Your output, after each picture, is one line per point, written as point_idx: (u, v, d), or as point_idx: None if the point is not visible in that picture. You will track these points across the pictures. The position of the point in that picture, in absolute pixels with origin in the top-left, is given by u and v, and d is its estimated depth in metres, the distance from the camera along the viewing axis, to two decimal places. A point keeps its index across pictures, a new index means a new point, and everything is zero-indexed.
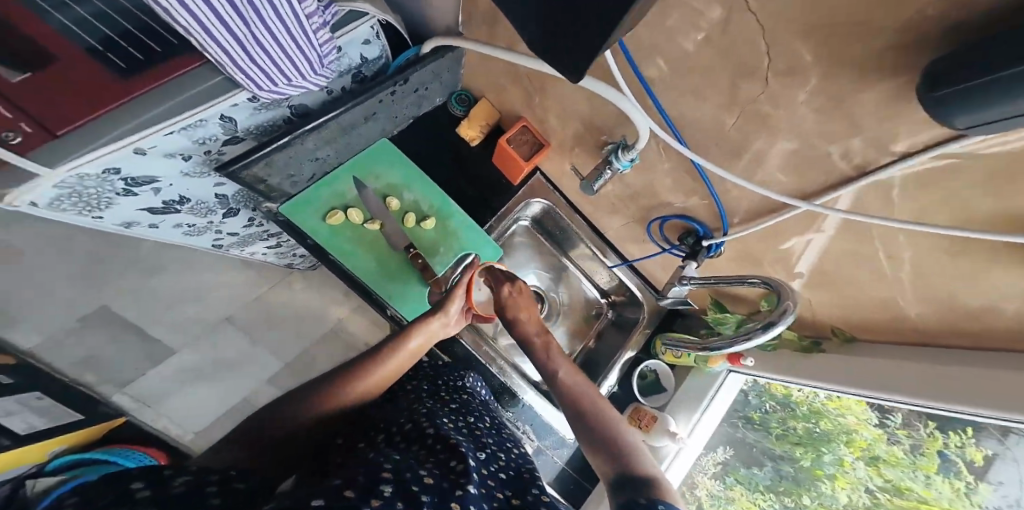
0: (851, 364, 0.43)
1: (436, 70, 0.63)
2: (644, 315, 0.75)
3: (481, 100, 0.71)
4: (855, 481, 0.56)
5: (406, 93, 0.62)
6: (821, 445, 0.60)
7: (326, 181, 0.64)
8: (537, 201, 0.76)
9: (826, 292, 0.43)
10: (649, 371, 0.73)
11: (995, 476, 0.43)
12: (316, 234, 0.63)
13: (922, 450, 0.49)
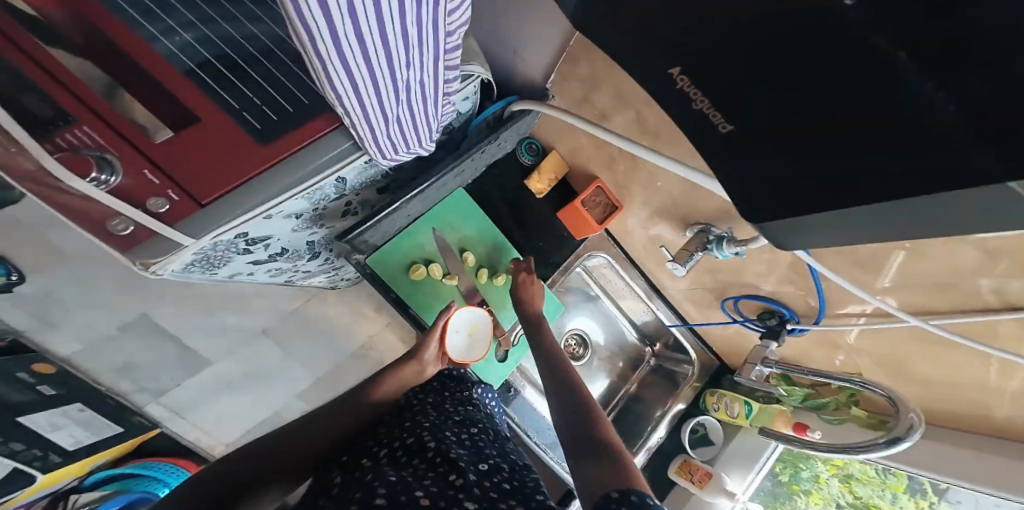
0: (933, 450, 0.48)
1: (520, 127, 0.61)
2: (693, 369, 0.79)
3: (553, 151, 0.70)
4: (828, 497, 0.69)
5: (492, 148, 0.60)
6: (800, 462, 0.70)
7: (408, 232, 0.63)
8: (598, 256, 0.77)
9: (908, 380, 0.50)
10: (698, 425, 0.77)
11: (952, 496, 0.53)
12: (398, 288, 0.62)
13: (894, 472, 0.60)
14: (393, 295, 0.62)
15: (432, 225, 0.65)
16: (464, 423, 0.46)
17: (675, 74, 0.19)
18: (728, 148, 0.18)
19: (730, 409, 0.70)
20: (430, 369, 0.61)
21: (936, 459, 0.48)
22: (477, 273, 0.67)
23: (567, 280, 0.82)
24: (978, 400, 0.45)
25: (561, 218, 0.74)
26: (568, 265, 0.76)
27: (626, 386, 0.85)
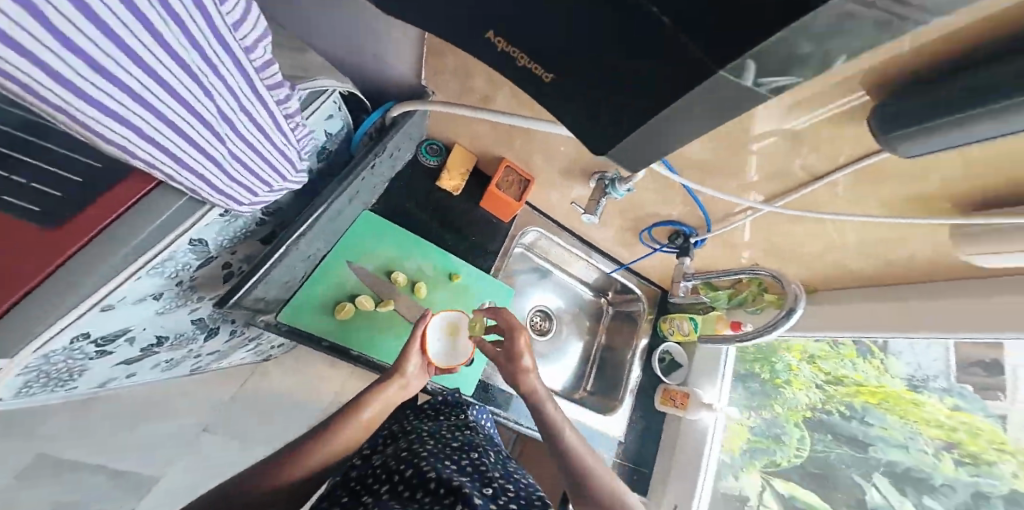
0: (852, 311, 0.57)
1: (407, 131, 0.58)
2: (642, 303, 0.84)
3: (453, 146, 0.69)
4: (806, 381, 0.76)
5: (383, 160, 0.56)
6: (772, 357, 0.79)
7: (320, 270, 0.59)
8: (530, 232, 0.78)
9: (807, 258, 0.57)
10: (665, 352, 0.82)
11: (895, 349, 0.63)
12: (329, 334, 0.56)
13: (841, 342, 0.69)
14: (325, 343, 0.56)
15: (344, 258, 0.61)
16: (461, 448, 0.47)
17: (495, 37, 0.17)
18: (550, 93, 0.18)
19: (682, 327, 0.76)
20: (414, 381, 0.56)
21: (850, 316, 0.57)
22: (414, 291, 0.64)
23: (510, 262, 0.83)
24: (858, 258, 0.53)
25: (482, 207, 0.74)
26: (507, 249, 0.76)
27: (597, 341, 0.88)
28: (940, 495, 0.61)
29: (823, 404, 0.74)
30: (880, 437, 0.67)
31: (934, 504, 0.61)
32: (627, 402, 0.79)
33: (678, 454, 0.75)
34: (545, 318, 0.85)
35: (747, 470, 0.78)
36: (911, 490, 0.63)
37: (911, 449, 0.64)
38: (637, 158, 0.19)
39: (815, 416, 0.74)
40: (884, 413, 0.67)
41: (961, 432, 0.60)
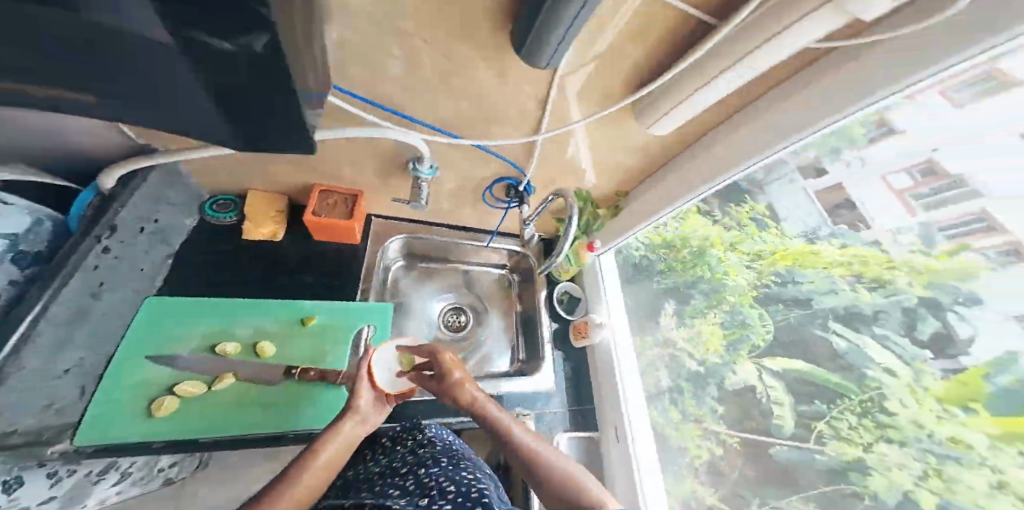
0: (681, 180, 0.63)
1: (150, 197, 0.65)
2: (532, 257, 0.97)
3: (252, 193, 0.79)
4: (739, 267, 0.77)
5: (127, 236, 0.62)
6: (705, 262, 0.83)
7: (111, 374, 0.60)
8: (392, 244, 0.89)
9: (614, 162, 0.68)
10: (563, 292, 0.97)
11: (784, 214, 0.70)
12: (155, 434, 0.58)
13: (743, 223, 0.76)
14: (156, 444, 0.57)
15: (144, 353, 0.63)
16: (411, 470, 0.52)
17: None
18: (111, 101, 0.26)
19: (564, 266, 0.89)
20: (369, 412, 0.59)
21: (679, 180, 0.64)
22: (257, 352, 0.68)
23: (391, 272, 0.93)
24: (636, 146, 0.64)
25: (330, 239, 0.84)
26: (370, 263, 0.84)
27: (512, 314, 0.98)
28: (886, 320, 0.56)
29: (760, 280, 0.73)
30: (820, 287, 0.64)
31: (888, 331, 0.55)
32: (547, 352, 0.87)
33: (599, 376, 0.87)
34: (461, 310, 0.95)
35: (737, 362, 0.72)
36: (861, 328, 0.58)
37: (839, 291, 0.62)
38: (257, 132, 0.34)
39: (760, 293, 0.73)
40: (817, 263, 0.65)
41: (885, 250, 0.57)
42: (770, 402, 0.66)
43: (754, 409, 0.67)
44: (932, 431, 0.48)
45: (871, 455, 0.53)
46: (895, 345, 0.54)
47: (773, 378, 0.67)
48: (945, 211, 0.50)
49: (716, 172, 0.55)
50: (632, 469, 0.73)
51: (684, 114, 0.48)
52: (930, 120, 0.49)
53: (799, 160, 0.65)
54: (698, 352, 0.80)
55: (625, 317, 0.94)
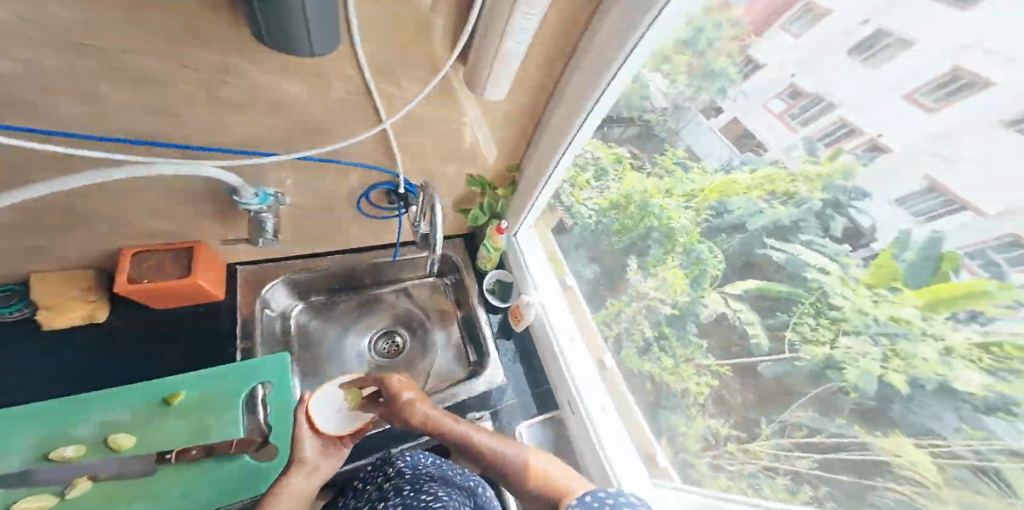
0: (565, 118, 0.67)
1: None
2: (457, 259, 1.07)
3: (61, 278, 0.82)
4: (679, 209, 0.80)
5: None
6: (649, 211, 0.86)
7: None
8: (262, 290, 0.93)
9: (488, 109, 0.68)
10: (495, 282, 1.07)
11: (702, 152, 0.72)
12: None
13: (667, 168, 0.79)
14: None
15: None
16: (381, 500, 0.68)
17: None
18: None
19: (484, 255, 1.02)
20: (314, 458, 0.66)
21: (560, 114, 0.67)
22: (112, 447, 0.73)
23: (290, 320, 1.00)
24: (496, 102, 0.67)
25: (184, 303, 0.90)
26: (246, 317, 0.90)
27: (451, 327, 1.07)
28: (808, 225, 0.61)
29: (699, 217, 0.77)
30: (749, 210, 0.68)
31: (812, 236, 0.60)
32: (490, 348, 0.95)
33: (544, 349, 0.99)
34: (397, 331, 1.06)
35: (705, 296, 0.78)
36: (791, 238, 0.63)
37: (763, 210, 0.66)
38: None
39: (704, 227, 0.77)
40: (743, 191, 0.68)
41: (789, 163, 0.60)
42: (745, 325, 0.72)
43: (731, 334, 0.74)
44: (875, 316, 0.55)
45: (842, 351, 0.59)
46: (821, 246, 0.59)
47: (740, 303, 0.73)
48: (815, 125, 0.54)
49: (574, 115, 0.64)
50: (592, 438, 0.85)
51: (506, 72, 0.53)
52: (787, 53, 0.52)
53: (698, 106, 0.69)
54: (668, 295, 0.86)
55: (552, 287, 1.06)
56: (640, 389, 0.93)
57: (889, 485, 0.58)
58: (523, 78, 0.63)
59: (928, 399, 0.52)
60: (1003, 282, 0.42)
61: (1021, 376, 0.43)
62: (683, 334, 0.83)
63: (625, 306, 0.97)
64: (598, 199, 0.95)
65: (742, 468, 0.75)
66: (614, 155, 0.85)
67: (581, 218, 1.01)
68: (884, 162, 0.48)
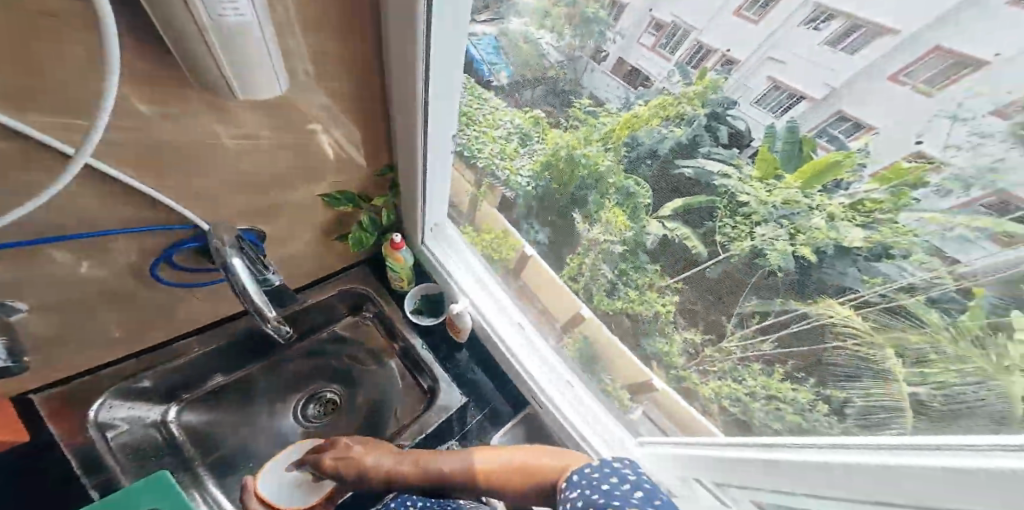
0: (405, 95, 0.65)
1: None
2: (372, 292, 1.24)
3: None
4: (600, 153, 0.77)
5: None
6: (578, 164, 0.84)
7: None
8: (92, 410, 0.90)
9: (272, 117, 0.65)
10: (420, 296, 1.25)
11: (603, 96, 0.70)
12: None
13: (574, 116, 0.77)
14: None
15: None
16: None
17: None
18: None
19: (396, 277, 1.19)
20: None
21: (398, 96, 0.66)
22: None
23: (170, 424, 0.99)
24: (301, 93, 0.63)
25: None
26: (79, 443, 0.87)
27: (396, 360, 1.21)
28: (703, 139, 0.59)
29: (620, 154, 0.74)
30: (656, 138, 0.66)
31: (708, 147, 0.60)
32: (441, 375, 1.14)
33: (498, 353, 1.19)
34: (329, 386, 1.17)
35: (646, 224, 0.76)
36: (693, 153, 0.61)
37: (666, 135, 0.64)
38: None
39: (626, 163, 0.74)
40: (646, 123, 0.66)
41: (672, 89, 0.59)
42: (680, 239, 0.70)
43: (678, 252, 0.73)
44: (774, 202, 0.56)
45: (754, 241, 0.60)
46: (717, 156, 0.59)
47: (672, 221, 0.71)
48: (682, 48, 0.54)
49: (407, 87, 0.63)
50: (557, 413, 1.10)
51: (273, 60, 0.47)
52: None
53: (588, 53, 0.66)
54: (614, 232, 0.85)
55: (481, 294, 1.25)
56: (620, 325, 0.98)
57: (834, 345, 0.57)
58: (341, 74, 0.64)
59: (831, 262, 0.52)
60: (849, 151, 0.45)
61: (884, 226, 0.45)
62: (641, 265, 0.82)
63: (584, 258, 0.97)
64: (530, 163, 0.93)
65: (724, 366, 0.78)
66: (531, 117, 0.84)
67: (521, 188, 1.00)
68: (739, 75, 0.50)
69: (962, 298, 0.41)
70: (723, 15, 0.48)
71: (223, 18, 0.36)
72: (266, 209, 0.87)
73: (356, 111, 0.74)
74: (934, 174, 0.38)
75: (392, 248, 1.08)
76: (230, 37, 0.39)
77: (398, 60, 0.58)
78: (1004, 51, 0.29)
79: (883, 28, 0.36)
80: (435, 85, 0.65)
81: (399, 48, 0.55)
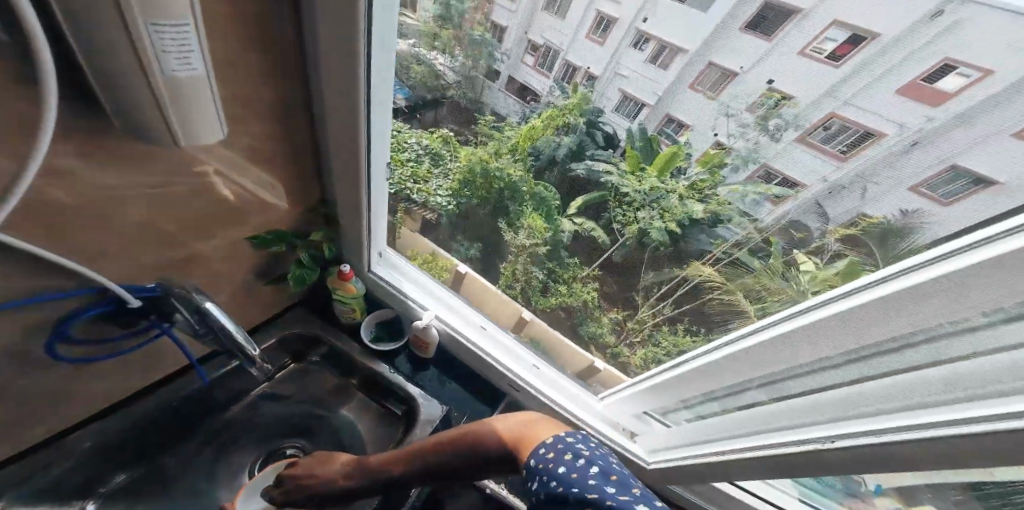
0: (346, 138, 0.44)
1: None
2: (321, 332, 0.70)
3: None
4: (513, 163, 0.74)
5: None
6: (494, 176, 0.77)
7: None
8: None
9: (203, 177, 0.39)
10: (374, 325, 0.75)
11: (504, 110, 0.65)
12: None
13: (481, 130, 0.68)
14: None
15: None
16: None
17: None
18: None
19: (350, 310, 0.69)
20: None
21: (341, 139, 0.44)
22: None
23: None
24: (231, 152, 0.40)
25: None
26: None
27: (358, 400, 0.70)
28: (587, 144, 0.69)
29: (522, 160, 0.74)
30: (553, 145, 0.71)
31: (593, 151, 0.69)
32: (415, 389, 0.67)
33: (488, 375, 0.77)
34: (287, 441, 0.65)
35: (559, 225, 0.77)
36: (582, 157, 0.70)
37: (558, 141, 0.70)
38: None
39: (534, 170, 0.75)
40: (543, 134, 0.69)
41: (556, 102, 0.64)
42: (588, 233, 0.75)
43: (588, 242, 0.76)
44: (645, 189, 0.72)
45: (639, 224, 0.73)
46: (600, 157, 0.68)
47: (580, 217, 0.75)
48: (557, 63, 0.57)
49: (348, 125, 0.42)
50: None
51: (207, 113, 0.26)
52: (521, 12, 0.51)
53: (481, 73, 0.59)
54: (533, 233, 0.83)
55: (451, 306, 0.76)
56: (557, 321, 0.87)
57: (709, 294, 0.66)
58: (265, 134, 0.42)
59: (692, 232, 0.66)
60: (679, 145, 0.57)
61: (709, 198, 0.64)
62: (562, 260, 0.85)
63: (516, 263, 0.87)
64: (448, 182, 0.76)
65: (643, 334, 0.79)
66: (439, 136, 0.66)
67: (441, 209, 0.79)
68: (600, 86, 0.58)
69: (766, 246, 0.57)
70: (578, 39, 0.53)
71: (187, 83, 0.23)
72: (158, 260, 0.43)
73: (286, 168, 0.49)
74: (728, 157, 0.55)
75: (342, 278, 0.63)
76: (196, 113, 0.25)
77: (331, 84, 0.38)
78: (743, 66, 0.42)
79: (677, 47, 0.46)
80: (379, 114, 0.44)
81: (337, 67, 0.35)
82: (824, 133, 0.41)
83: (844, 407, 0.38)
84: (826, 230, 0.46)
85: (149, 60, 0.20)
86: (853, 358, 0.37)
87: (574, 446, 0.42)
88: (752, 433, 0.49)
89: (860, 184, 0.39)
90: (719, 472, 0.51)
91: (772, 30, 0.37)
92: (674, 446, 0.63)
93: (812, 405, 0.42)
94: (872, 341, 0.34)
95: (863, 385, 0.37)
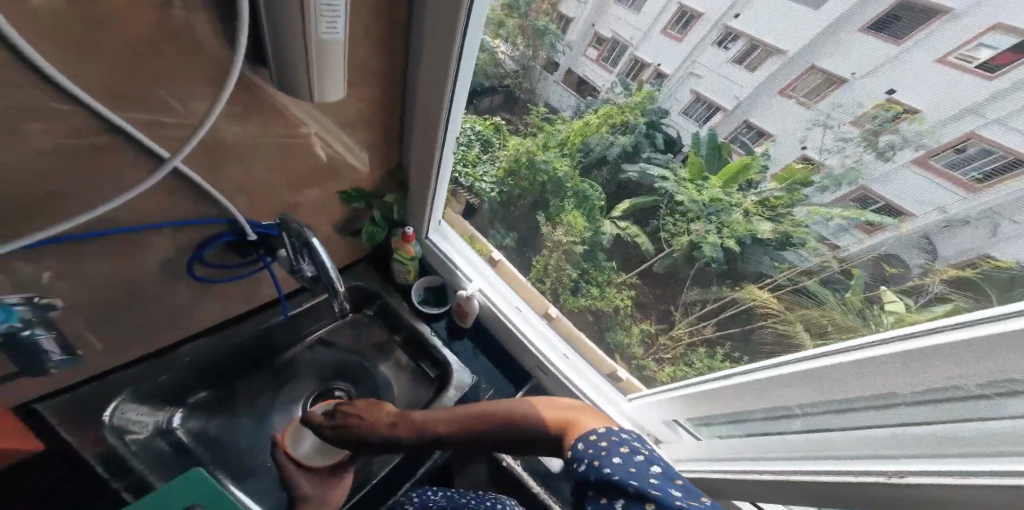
0: (426, 116, 0.45)
1: None
2: (376, 288, 0.73)
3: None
4: (559, 160, 0.72)
5: None
6: (536, 170, 0.75)
7: None
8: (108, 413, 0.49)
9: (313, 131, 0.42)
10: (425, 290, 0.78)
11: (558, 101, 0.64)
12: None
13: (528, 120, 0.67)
14: None
15: None
16: None
17: None
18: None
19: (404, 272, 0.71)
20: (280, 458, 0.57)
21: (426, 118, 0.45)
22: None
23: (186, 432, 0.58)
24: (340, 111, 0.42)
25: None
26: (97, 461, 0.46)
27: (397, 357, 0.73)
28: (643, 146, 0.62)
29: (568, 153, 0.70)
30: (607, 144, 0.65)
31: (649, 154, 0.62)
32: (451, 355, 0.68)
33: (523, 356, 0.80)
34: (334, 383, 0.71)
35: (601, 227, 0.73)
36: (636, 159, 0.64)
37: (613, 139, 0.63)
38: None
39: (580, 167, 0.71)
40: (596, 131, 0.64)
41: (616, 99, 0.59)
42: (631, 238, 0.70)
43: (629, 250, 0.73)
44: (704, 200, 0.61)
45: (691, 236, 0.64)
46: (656, 161, 0.61)
47: (624, 221, 0.70)
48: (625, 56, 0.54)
49: (433, 105, 0.43)
50: None
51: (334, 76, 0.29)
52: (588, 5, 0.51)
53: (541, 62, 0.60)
54: (575, 232, 0.78)
55: (493, 285, 0.80)
56: (586, 324, 0.86)
57: (761, 324, 0.62)
58: (366, 101, 0.43)
59: (750, 252, 0.59)
60: (754, 155, 0.52)
61: (784, 218, 0.54)
62: (598, 263, 0.79)
63: (549, 259, 0.85)
64: (495, 169, 0.78)
65: (675, 352, 0.75)
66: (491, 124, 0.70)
67: (485, 196, 0.82)
68: (670, 86, 0.54)
69: (845, 278, 0.50)
70: (653, 32, 0.49)
71: (329, 45, 0.25)
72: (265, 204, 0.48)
73: (371, 138, 0.50)
74: (816, 175, 0.48)
75: (404, 241, 0.65)
76: (328, 72, 0.28)
77: (427, 65, 0.39)
78: (856, 72, 0.38)
79: (775, 49, 0.42)
80: (461, 93, 0.44)
81: (435, 50, 0.36)
82: (954, 156, 0.35)
83: (918, 446, 0.36)
84: (932, 267, 0.41)
85: (309, 24, 0.23)
86: (930, 399, 0.36)
87: (630, 442, 0.38)
88: (784, 457, 0.48)
89: (989, 219, 0.35)
90: (751, 490, 0.49)
91: (904, 33, 0.33)
92: (699, 458, 0.62)
93: (865, 438, 0.41)
94: (958, 377, 0.32)
95: (944, 425, 0.35)
